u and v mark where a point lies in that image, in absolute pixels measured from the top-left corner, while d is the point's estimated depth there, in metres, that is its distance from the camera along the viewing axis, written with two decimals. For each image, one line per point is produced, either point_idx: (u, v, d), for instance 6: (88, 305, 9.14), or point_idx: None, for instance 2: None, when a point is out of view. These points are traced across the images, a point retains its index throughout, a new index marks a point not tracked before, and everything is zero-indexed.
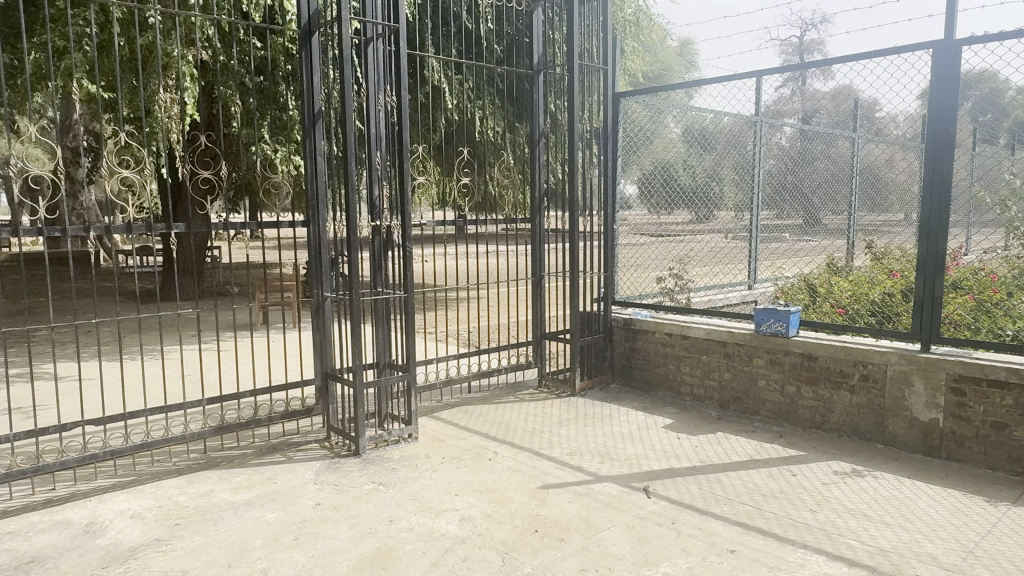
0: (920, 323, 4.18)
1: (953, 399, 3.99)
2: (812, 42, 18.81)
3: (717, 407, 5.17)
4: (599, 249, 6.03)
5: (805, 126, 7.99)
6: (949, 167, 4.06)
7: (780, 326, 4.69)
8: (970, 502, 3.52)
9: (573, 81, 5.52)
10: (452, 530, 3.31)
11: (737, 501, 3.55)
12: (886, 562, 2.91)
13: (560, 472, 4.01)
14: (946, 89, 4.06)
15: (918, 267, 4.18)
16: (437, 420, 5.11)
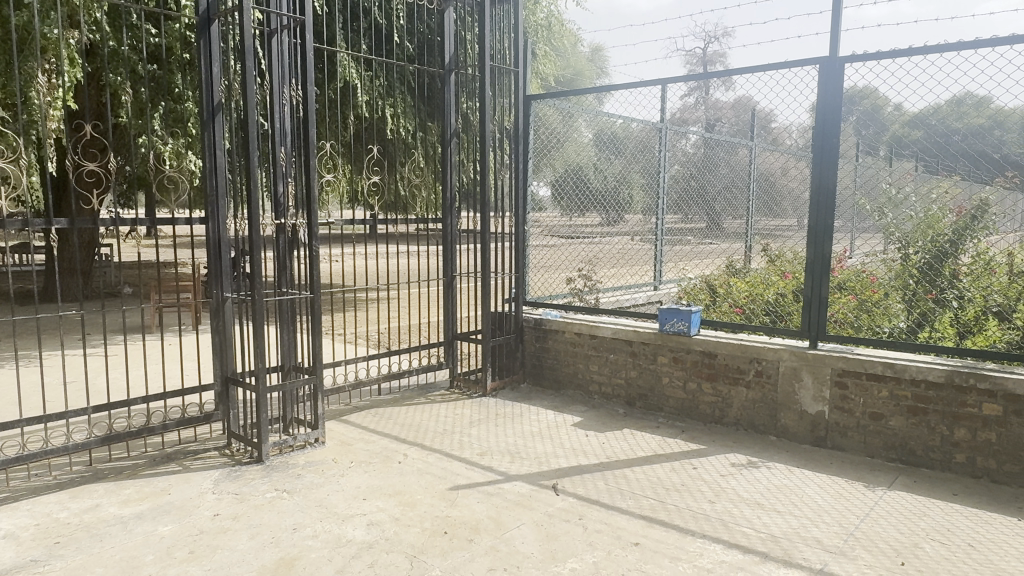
0: (810, 322, 4.45)
1: (837, 391, 4.28)
2: (715, 55, 19.67)
3: (624, 405, 5.32)
4: (510, 250, 6.05)
5: (708, 134, 8.37)
6: (834, 175, 4.35)
7: (683, 325, 4.87)
8: (852, 488, 3.78)
9: (485, 82, 5.52)
10: (359, 535, 3.24)
11: (642, 495, 3.66)
12: (777, 548, 3.08)
13: (470, 473, 4.00)
14: (830, 103, 4.35)
15: (807, 270, 4.45)
16: (345, 423, 4.99)
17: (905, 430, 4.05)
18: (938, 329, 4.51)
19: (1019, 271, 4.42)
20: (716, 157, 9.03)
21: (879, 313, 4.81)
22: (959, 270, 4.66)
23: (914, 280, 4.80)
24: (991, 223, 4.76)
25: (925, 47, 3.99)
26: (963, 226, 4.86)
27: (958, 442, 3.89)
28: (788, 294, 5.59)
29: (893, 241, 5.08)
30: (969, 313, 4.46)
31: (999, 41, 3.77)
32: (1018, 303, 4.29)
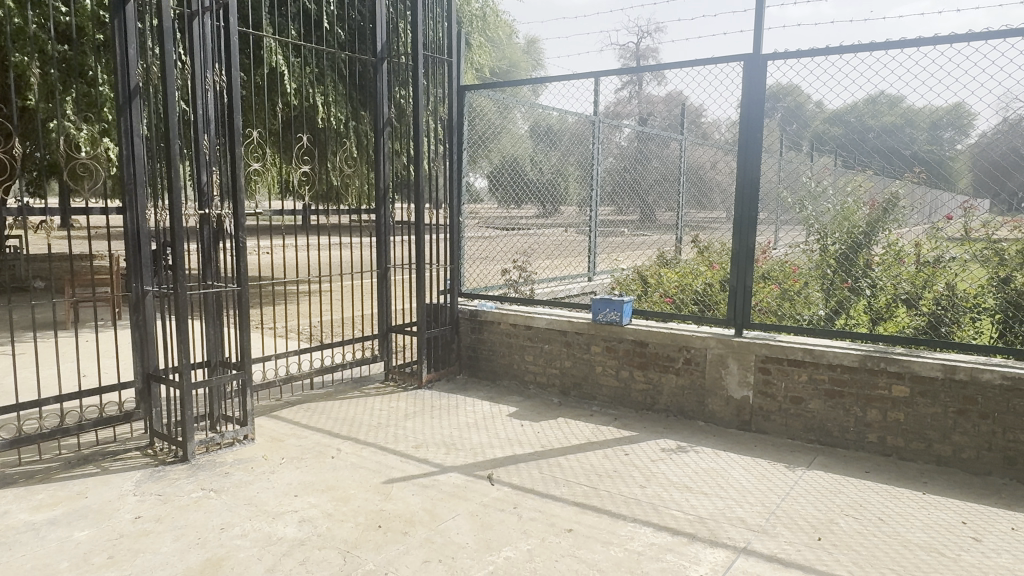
0: (735, 311, 4.61)
1: (761, 377, 4.45)
2: (648, 49, 20.02)
3: (559, 394, 5.38)
4: (445, 242, 6.00)
5: (641, 128, 8.53)
6: (757, 169, 4.52)
7: (615, 314, 4.97)
8: (774, 469, 3.95)
9: (419, 71, 5.44)
10: (290, 533, 3.17)
11: (575, 482, 3.72)
12: (704, 529, 3.19)
13: (404, 465, 3.97)
14: (754, 99, 4.50)
15: (733, 260, 4.61)
16: (276, 419, 4.86)
17: (823, 413, 4.26)
18: (853, 315, 4.86)
19: (926, 261, 4.69)
20: (647, 152, 9.06)
21: (799, 302, 5.04)
22: (873, 259, 4.97)
23: (832, 270, 5.00)
24: (902, 216, 4.97)
25: (841, 47, 4.17)
26: (876, 219, 5.08)
27: (870, 422, 4.11)
28: (716, 286, 5.82)
29: (811, 233, 5.30)
30: (881, 301, 4.74)
31: (908, 42, 3.98)
32: (925, 291, 4.56)
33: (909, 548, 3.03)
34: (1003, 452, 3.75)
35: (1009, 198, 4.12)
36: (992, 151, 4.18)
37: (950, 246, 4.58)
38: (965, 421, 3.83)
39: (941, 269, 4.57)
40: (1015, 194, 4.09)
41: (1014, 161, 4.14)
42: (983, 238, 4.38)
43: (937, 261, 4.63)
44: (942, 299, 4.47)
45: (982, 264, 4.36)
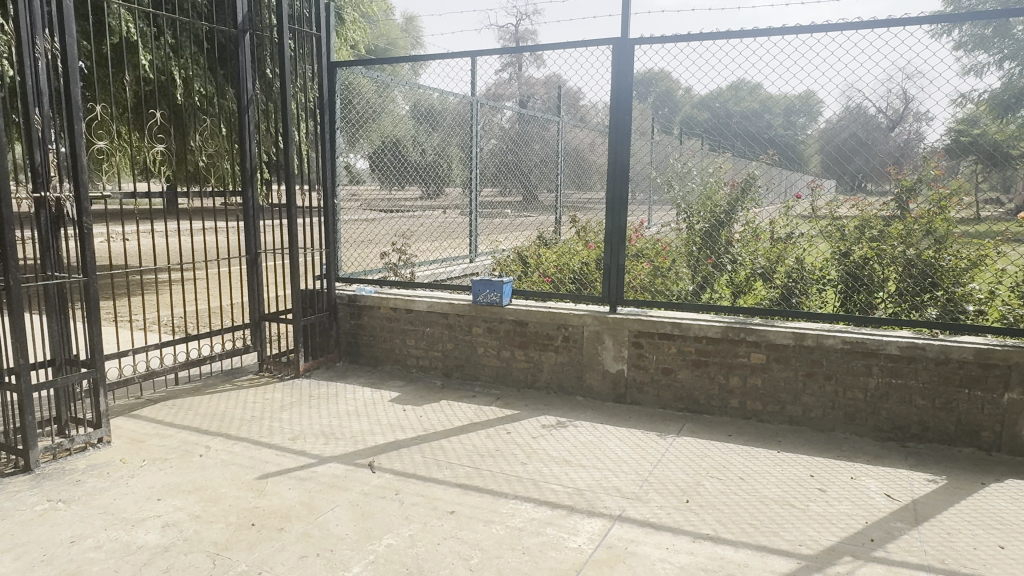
0: (610, 288, 4.78)
1: (635, 351, 4.64)
2: (526, 31, 20.18)
3: (441, 376, 5.36)
4: (320, 226, 5.75)
5: (521, 110, 8.54)
6: (627, 152, 4.68)
7: (495, 295, 5.00)
8: (646, 438, 4.14)
9: (284, 45, 5.12)
10: (152, 539, 2.96)
11: (457, 463, 3.72)
12: (582, 500, 3.29)
13: (280, 459, 3.81)
14: (624, 83, 4.63)
15: (607, 240, 4.77)
16: (135, 420, 4.50)
17: (690, 382, 4.51)
18: (717, 289, 5.11)
19: (779, 237, 5.03)
20: (529, 134, 9.18)
21: (668, 280, 5.26)
22: (733, 236, 5.25)
23: (697, 246, 5.28)
24: (758, 196, 5.34)
25: (703, 34, 4.37)
26: (736, 198, 5.40)
27: (732, 389, 4.40)
28: (591, 264, 5.91)
29: (679, 212, 5.49)
30: (741, 275, 5.02)
31: (761, 32, 4.24)
32: (777, 265, 4.90)
33: (765, 502, 3.28)
34: (844, 409, 4.13)
35: (850, 180, 4.56)
36: (836, 135, 4.54)
37: (800, 223, 4.98)
38: (813, 383, 4.18)
39: (792, 244, 4.93)
40: (854, 177, 4.54)
41: (854, 146, 4.55)
42: (827, 215, 4.81)
43: (789, 237, 4.99)
44: (793, 272, 4.84)
45: (828, 239, 4.75)
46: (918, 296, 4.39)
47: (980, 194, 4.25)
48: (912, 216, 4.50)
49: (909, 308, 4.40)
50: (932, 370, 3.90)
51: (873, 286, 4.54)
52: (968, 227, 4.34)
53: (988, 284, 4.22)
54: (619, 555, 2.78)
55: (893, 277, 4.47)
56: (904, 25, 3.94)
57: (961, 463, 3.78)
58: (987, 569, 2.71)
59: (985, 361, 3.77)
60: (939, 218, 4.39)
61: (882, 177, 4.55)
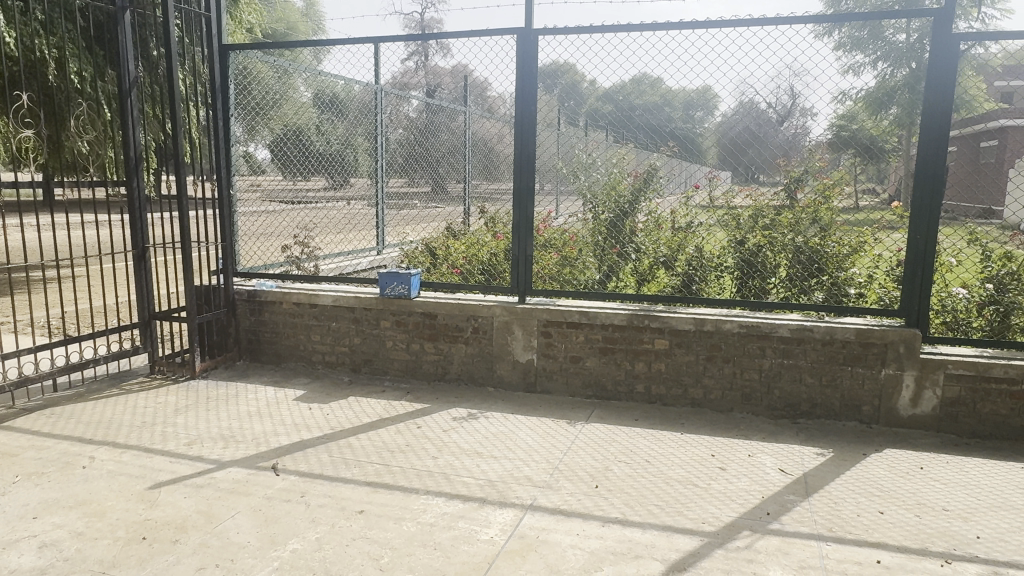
0: (519, 278, 4.80)
1: (543, 340, 4.69)
2: (431, 20, 20.00)
3: (349, 372, 5.22)
4: (215, 218, 5.43)
5: (429, 100, 8.39)
6: (533, 143, 4.69)
7: (403, 288, 4.90)
8: (556, 426, 4.19)
9: (169, 25, 4.77)
10: (28, 562, 2.71)
11: (366, 461, 3.63)
12: (494, 491, 3.29)
13: (174, 466, 3.58)
14: (529, 74, 4.64)
15: (514, 231, 4.79)
16: (6, 431, 4.11)
17: (598, 369, 4.60)
18: (622, 278, 5.30)
19: (680, 226, 5.12)
20: (436, 123, 8.96)
21: (575, 269, 5.39)
22: (637, 226, 5.31)
23: (603, 236, 5.41)
24: (660, 186, 5.45)
25: (604, 27, 4.43)
26: (639, 188, 5.51)
27: (638, 374, 4.52)
28: (500, 254, 5.91)
29: (585, 203, 5.58)
30: (644, 264, 5.17)
31: (661, 25, 4.34)
32: (679, 253, 5.06)
33: (670, 484, 3.39)
34: (742, 390, 4.34)
35: (744, 172, 4.82)
36: (732, 129, 4.64)
37: (699, 213, 5.10)
38: (713, 366, 4.36)
39: (692, 234, 5.05)
40: (748, 169, 4.78)
41: (748, 139, 4.66)
42: (723, 205, 5.00)
43: (688, 226, 5.10)
44: (694, 261, 5.00)
45: (724, 228, 4.94)
46: (807, 280, 4.70)
47: (859, 184, 4.67)
48: (800, 205, 4.79)
49: (799, 292, 4.73)
50: (819, 350, 4.15)
51: (765, 273, 4.82)
52: (850, 216, 4.69)
53: (867, 269, 4.60)
54: (531, 545, 2.79)
55: (784, 263, 4.76)
56: (791, 24, 4.14)
57: (845, 436, 4.05)
58: (869, 534, 2.91)
59: (865, 340, 4.06)
60: (823, 208, 4.70)
61: (774, 169, 4.77)
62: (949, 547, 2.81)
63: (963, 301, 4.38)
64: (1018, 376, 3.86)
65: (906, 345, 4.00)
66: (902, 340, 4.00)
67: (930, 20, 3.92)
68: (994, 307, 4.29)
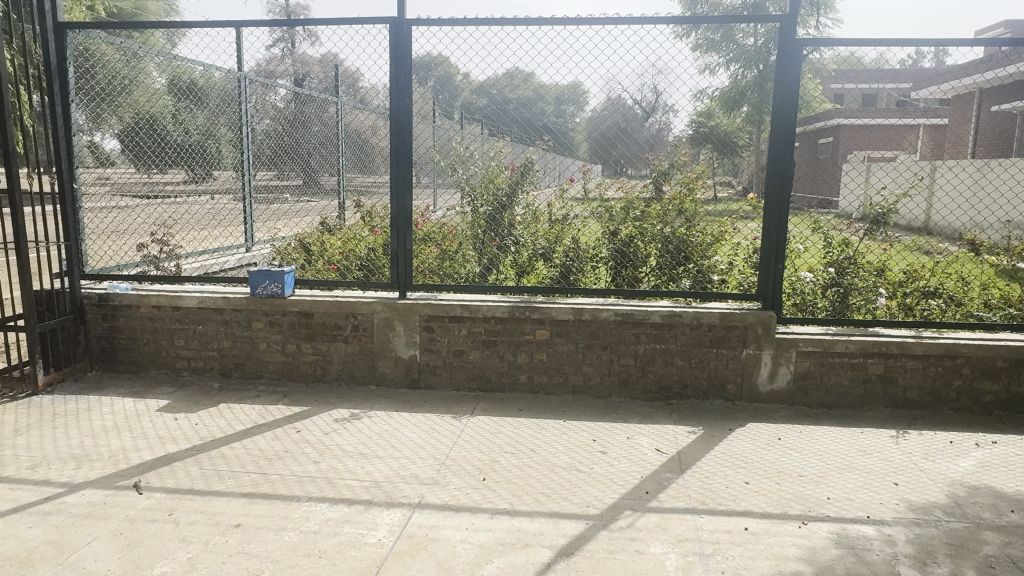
0: (398, 275, 4.74)
1: (425, 335, 4.64)
2: (297, 6, 19.27)
3: (219, 377, 4.91)
4: (56, 215, 4.90)
5: (297, 90, 7.96)
6: (410, 135, 4.62)
7: (276, 287, 4.66)
8: (442, 421, 4.17)
9: None
10: None
11: (241, 472, 3.42)
12: (380, 492, 3.21)
13: (15, 494, 3.20)
14: (402, 64, 4.55)
15: (392, 225, 4.71)
16: None
17: (481, 362, 4.62)
18: (502, 270, 5.32)
19: (556, 218, 5.22)
20: (308, 115, 8.48)
21: (455, 262, 5.36)
22: (515, 219, 5.36)
23: (482, 231, 5.38)
24: (537, 178, 5.32)
25: (476, 20, 4.43)
26: (516, 181, 5.41)
27: (520, 365, 4.58)
28: (380, 250, 5.76)
29: (464, 196, 5.61)
30: (523, 256, 5.25)
31: (532, 21, 4.40)
32: (556, 245, 5.19)
33: (555, 471, 3.47)
34: (619, 375, 4.52)
35: (613, 165, 4.88)
36: (602, 124, 4.73)
37: (574, 205, 5.19)
38: (592, 354, 4.50)
39: (568, 226, 5.19)
40: (617, 162, 4.86)
41: (616, 134, 4.75)
42: (597, 198, 5.10)
43: (564, 219, 5.21)
44: (570, 252, 5.17)
45: (598, 220, 5.12)
46: (675, 268, 5.01)
47: (717, 177, 4.93)
48: (667, 198, 4.99)
49: (667, 280, 5.02)
50: (688, 334, 4.40)
51: (637, 262, 5.09)
52: (711, 207, 4.95)
53: (728, 257, 4.95)
54: (420, 544, 2.76)
55: (653, 253, 5.04)
56: (655, 23, 4.33)
57: (713, 414, 4.33)
58: (737, 503, 3.13)
59: (728, 323, 4.35)
60: (688, 200, 4.95)
61: (638, 162, 4.86)
62: (805, 510, 3.08)
63: (810, 284, 4.81)
64: (857, 350, 4.29)
65: (763, 326, 4.33)
66: (759, 321, 4.33)
67: (777, 25, 4.24)
68: (836, 289, 4.77)
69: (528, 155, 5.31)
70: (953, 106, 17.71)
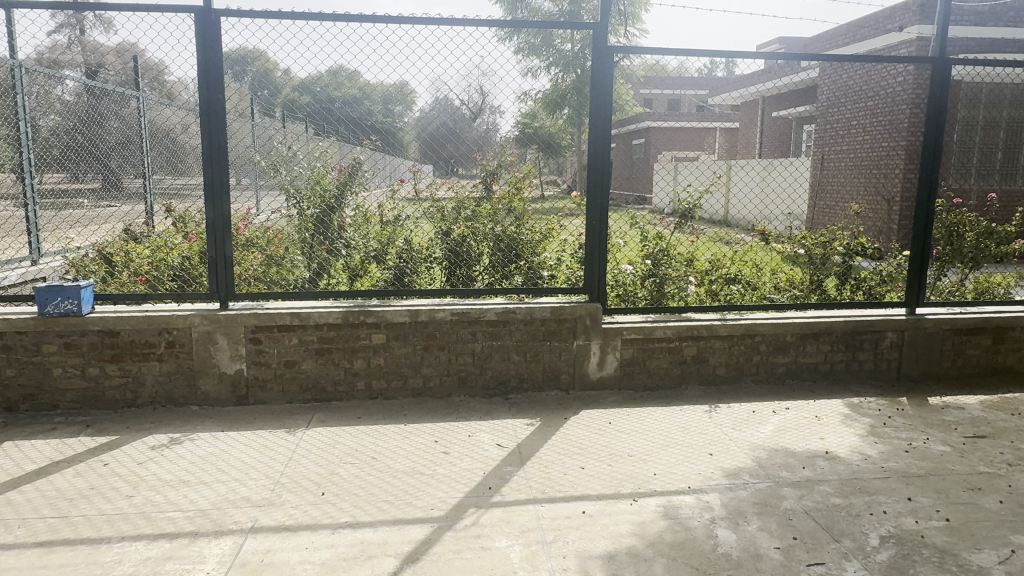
0: (217, 284, 4.40)
1: (252, 347, 4.36)
2: None
3: (3, 413, 4.25)
4: None
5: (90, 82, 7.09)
6: (224, 133, 4.30)
7: (72, 304, 4.14)
8: (275, 437, 3.93)
9: None
10: None
11: (35, 518, 2.99)
12: (207, 521, 2.96)
13: None
14: (212, 57, 4.23)
15: (208, 231, 4.36)
16: None
17: (315, 371, 4.42)
18: (333, 275, 5.17)
19: (388, 220, 5.15)
20: (102, 109, 7.52)
21: (283, 268, 5.06)
22: (344, 221, 5.20)
23: (310, 232, 5.18)
24: (366, 179, 5.27)
25: (294, 14, 4.22)
26: (344, 182, 5.29)
27: (357, 371, 4.45)
28: (195, 256, 5.31)
29: (289, 197, 5.34)
30: (355, 259, 5.13)
31: (354, 17, 4.28)
32: (389, 247, 5.12)
33: (397, 476, 3.41)
34: (458, 374, 4.54)
35: (444, 166, 4.87)
36: (429, 124, 4.70)
37: (405, 206, 5.15)
38: (430, 355, 4.49)
39: (400, 227, 5.13)
40: (448, 163, 4.86)
41: (445, 135, 4.72)
42: (428, 198, 5.10)
43: (396, 220, 5.14)
44: (403, 253, 5.12)
45: (431, 221, 5.11)
46: (507, 266, 5.12)
47: (543, 176, 5.05)
48: (496, 196, 5.08)
49: (500, 278, 5.12)
50: (523, 329, 4.54)
51: (471, 261, 5.14)
52: (538, 205, 5.06)
53: (556, 253, 5.13)
54: (256, 571, 2.58)
55: (486, 252, 5.12)
56: (476, 25, 4.39)
57: (549, 405, 4.49)
58: (574, 488, 3.28)
59: (559, 316, 4.54)
60: (517, 198, 5.07)
61: (469, 162, 4.94)
62: (635, 487, 3.30)
63: (630, 276, 5.16)
64: (673, 335, 4.67)
65: (592, 318, 4.58)
66: (587, 314, 4.57)
67: (590, 33, 4.48)
68: (653, 279, 5.16)
69: (354, 155, 5.24)
70: (741, 114, 19.83)
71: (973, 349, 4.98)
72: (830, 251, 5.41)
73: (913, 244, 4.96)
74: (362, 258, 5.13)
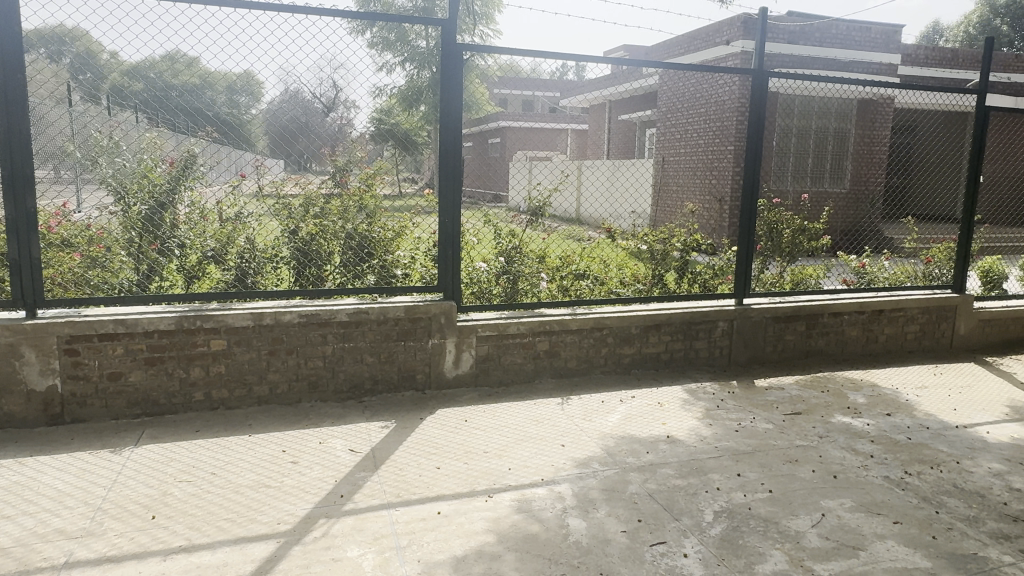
0: (22, 289, 3.89)
1: (68, 360, 3.89)
2: None
3: None
4: None
5: None
6: (26, 119, 3.80)
7: None
8: (96, 459, 3.54)
9: None
10: None
11: None
12: (8, 561, 2.60)
13: None
14: (10, 34, 3.72)
15: (9, 230, 3.83)
16: None
17: (145, 384, 4.04)
18: (165, 277, 4.71)
19: (227, 218, 4.79)
20: None
21: (107, 271, 4.53)
22: (177, 219, 4.75)
23: (137, 231, 4.67)
24: (201, 174, 4.88)
25: None
26: (177, 177, 4.82)
27: (194, 381, 4.12)
28: None
29: (109, 191, 4.69)
30: (190, 260, 4.75)
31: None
32: (228, 246, 4.80)
33: (239, 491, 3.19)
34: (307, 379, 4.34)
35: (295, 160, 4.67)
36: (281, 116, 4.54)
37: (248, 203, 4.81)
38: (276, 360, 4.25)
39: (242, 224, 4.80)
40: (299, 157, 4.65)
41: (294, 130, 4.55)
42: (274, 194, 4.81)
43: (237, 217, 4.80)
44: (245, 253, 4.82)
45: (275, 218, 4.82)
46: (359, 265, 4.96)
47: (398, 174, 4.98)
48: (347, 193, 4.89)
49: (352, 277, 4.94)
50: (376, 330, 4.42)
51: (320, 260, 4.91)
52: (391, 202, 4.94)
53: (410, 251, 5.02)
54: None
55: (336, 251, 4.92)
56: (322, 14, 4.19)
57: (405, 406, 4.41)
58: (428, 489, 3.24)
59: (413, 315, 4.47)
60: (368, 195, 4.91)
61: (320, 157, 4.72)
62: (490, 484, 3.32)
63: (485, 273, 5.21)
64: (527, 331, 4.76)
65: (446, 316, 4.55)
66: (442, 312, 4.54)
67: (441, 29, 4.44)
68: (506, 276, 5.24)
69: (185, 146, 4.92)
70: (591, 118, 20.69)
71: (791, 334, 5.52)
72: (669, 248, 5.76)
73: (740, 240, 5.40)
74: (198, 258, 4.76)
